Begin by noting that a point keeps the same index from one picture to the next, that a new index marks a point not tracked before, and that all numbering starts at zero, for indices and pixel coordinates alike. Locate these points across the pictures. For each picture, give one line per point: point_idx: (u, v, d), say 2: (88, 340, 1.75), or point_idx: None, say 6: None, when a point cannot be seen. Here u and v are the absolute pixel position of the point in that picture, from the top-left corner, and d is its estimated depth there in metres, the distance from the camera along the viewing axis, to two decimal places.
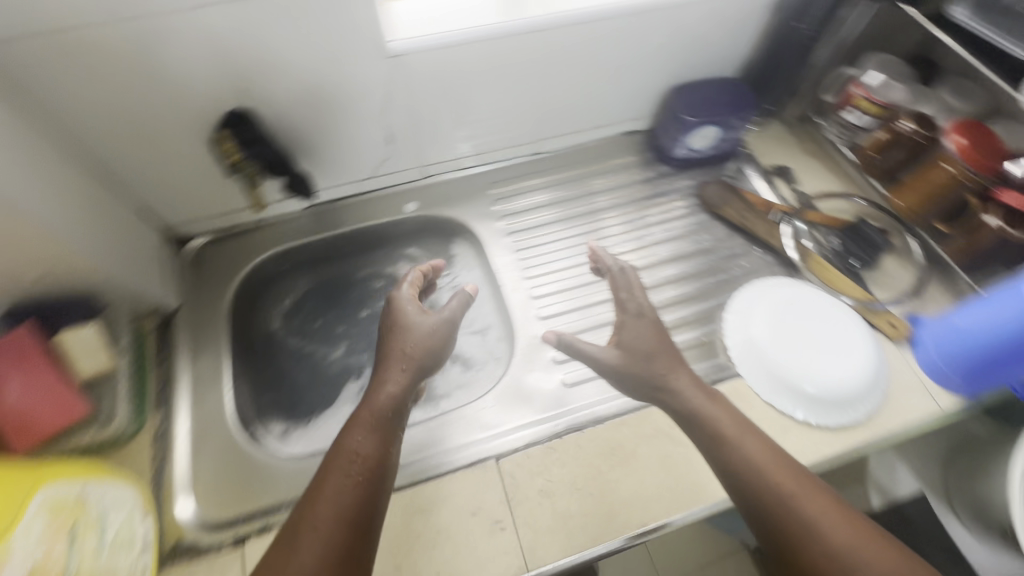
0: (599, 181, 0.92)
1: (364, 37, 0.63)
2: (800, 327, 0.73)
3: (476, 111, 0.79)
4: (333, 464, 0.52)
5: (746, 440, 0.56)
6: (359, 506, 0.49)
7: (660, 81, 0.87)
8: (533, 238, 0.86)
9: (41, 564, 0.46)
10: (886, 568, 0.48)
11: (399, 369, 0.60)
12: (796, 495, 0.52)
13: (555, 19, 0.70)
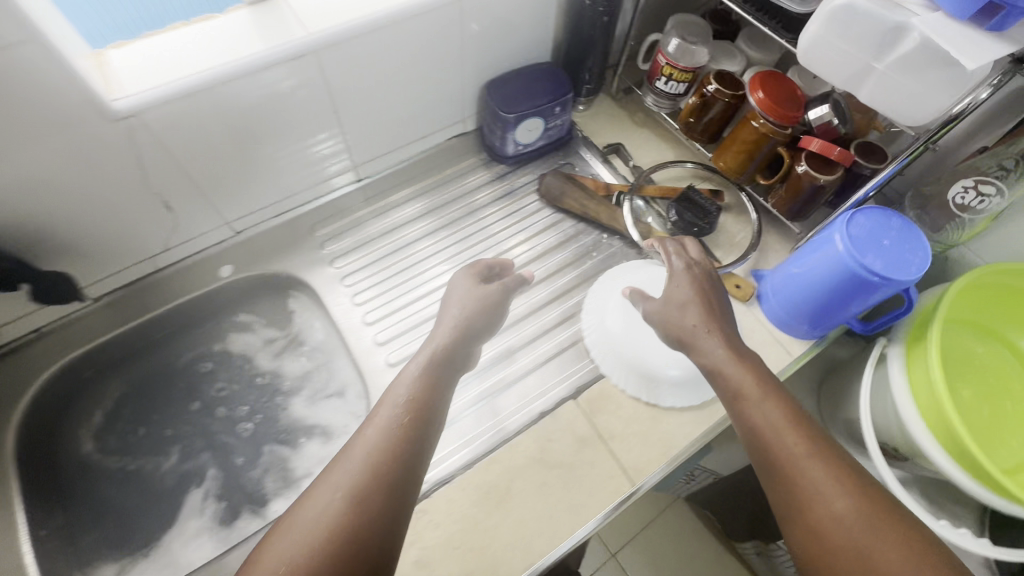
0: (468, 180, 0.88)
1: (75, 104, 0.51)
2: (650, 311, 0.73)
3: (268, 152, 0.69)
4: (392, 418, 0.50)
5: (725, 347, 0.60)
6: (385, 469, 0.46)
7: (471, 80, 0.81)
8: (396, 261, 0.79)
9: None
10: (872, 521, 0.47)
11: (449, 330, 0.61)
12: (760, 398, 0.55)
13: (323, 38, 0.61)
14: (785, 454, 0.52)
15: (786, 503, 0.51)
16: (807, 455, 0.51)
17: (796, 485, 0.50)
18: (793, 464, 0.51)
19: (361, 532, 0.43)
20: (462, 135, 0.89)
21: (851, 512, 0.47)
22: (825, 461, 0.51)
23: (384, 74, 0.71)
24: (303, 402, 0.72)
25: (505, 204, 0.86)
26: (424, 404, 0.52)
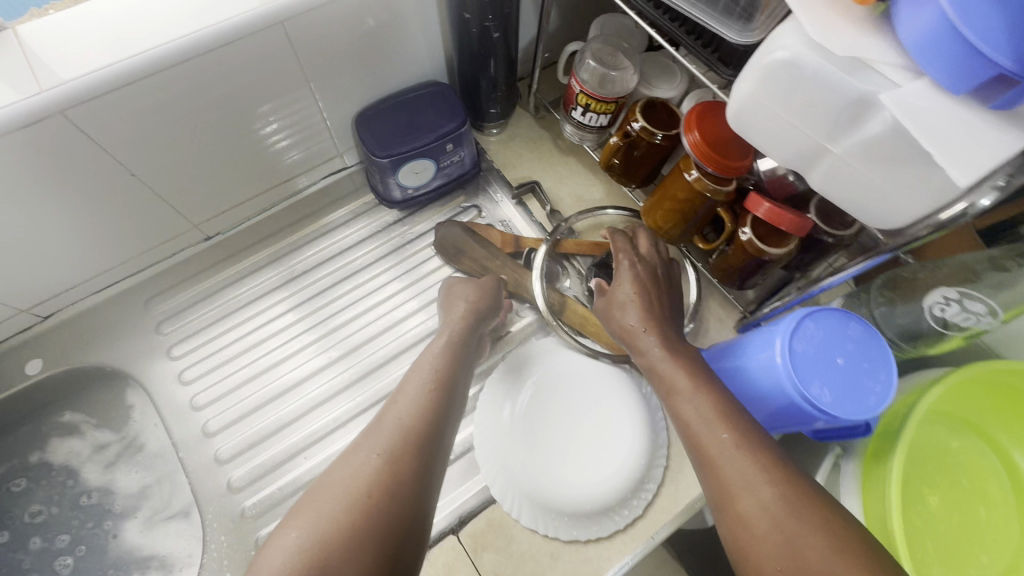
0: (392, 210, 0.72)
1: None
2: (551, 421, 0.60)
3: (46, 229, 0.53)
4: (411, 381, 0.52)
5: (660, 342, 0.51)
6: (435, 411, 0.48)
7: (337, 110, 0.64)
8: (313, 308, 0.67)
9: None
10: (797, 511, 0.37)
11: (451, 324, 0.59)
12: (693, 390, 0.46)
13: (69, 91, 0.44)
14: (713, 446, 0.42)
15: (716, 501, 0.41)
16: (735, 444, 0.41)
17: (724, 482, 0.40)
18: (720, 458, 0.41)
19: (421, 465, 0.43)
20: (342, 172, 0.72)
21: (776, 501, 0.38)
22: (756, 453, 0.41)
23: (196, 120, 0.53)
24: (138, 526, 0.60)
25: (395, 260, 0.70)
26: (459, 357, 0.56)
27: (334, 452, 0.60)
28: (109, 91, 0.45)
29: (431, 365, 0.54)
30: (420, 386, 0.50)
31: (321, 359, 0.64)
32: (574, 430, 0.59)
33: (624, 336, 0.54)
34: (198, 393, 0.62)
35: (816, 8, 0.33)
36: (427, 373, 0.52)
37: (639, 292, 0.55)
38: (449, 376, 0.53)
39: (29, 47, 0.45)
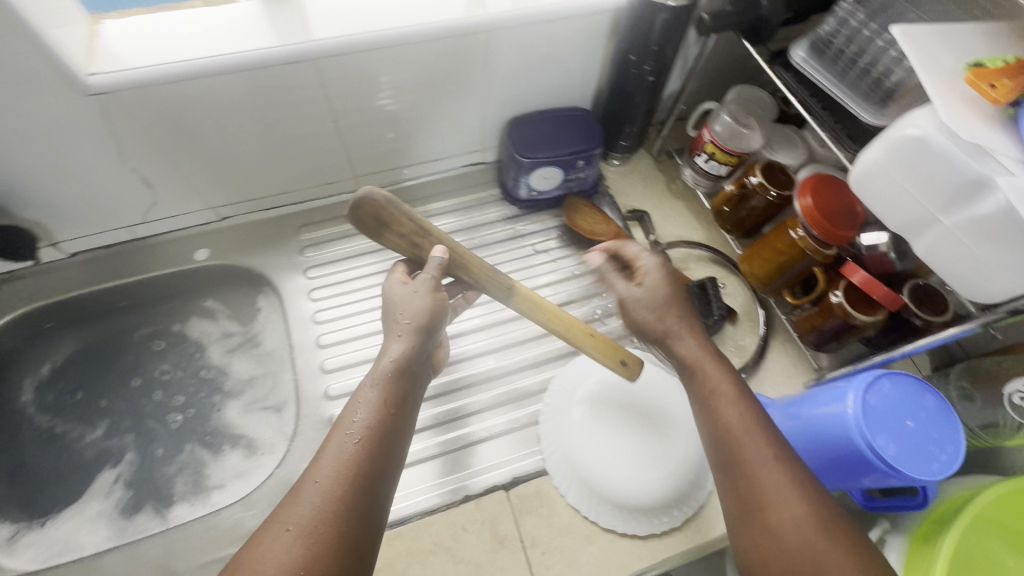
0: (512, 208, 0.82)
1: (43, 73, 0.50)
2: (609, 420, 0.64)
3: (256, 146, 0.66)
4: (346, 430, 0.44)
5: (701, 345, 0.53)
6: (374, 469, 0.42)
7: (495, 111, 0.75)
8: None
9: None
10: (822, 525, 0.41)
11: (404, 324, 0.51)
12: (736, 397, 0.49)
13: (323, 45, 0.57)
14: (746, 447, 0.45)
15: (743, 498, 0.44)
16: (774, 457, 0.44)
17: (755, 482, 0.44)
18: (751, 460, 0.44)
19: (354, 540, 0.39)
20: (478, 166, 0.83)
21: (805, 514, 0.41)
22: (786, 467, 0.44)
23: (392, 93, 0.66)
24: (238, 408, 0.69)
25: (503, 249, 0.79)
26: (404, 406, 0.47)
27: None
28: (348, 53, 0.58)
29: (369, 409, 0.45)
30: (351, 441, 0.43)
31: None
32: (630, 431, 0.63)
33: (662, 338, 0.55)
34: (318, 311, 0.72)
35: (951, 100, 0.40)
36: (363, 417, 0.45)
37: (666, 287, 0.58)
38: (389, 425, 0.45)
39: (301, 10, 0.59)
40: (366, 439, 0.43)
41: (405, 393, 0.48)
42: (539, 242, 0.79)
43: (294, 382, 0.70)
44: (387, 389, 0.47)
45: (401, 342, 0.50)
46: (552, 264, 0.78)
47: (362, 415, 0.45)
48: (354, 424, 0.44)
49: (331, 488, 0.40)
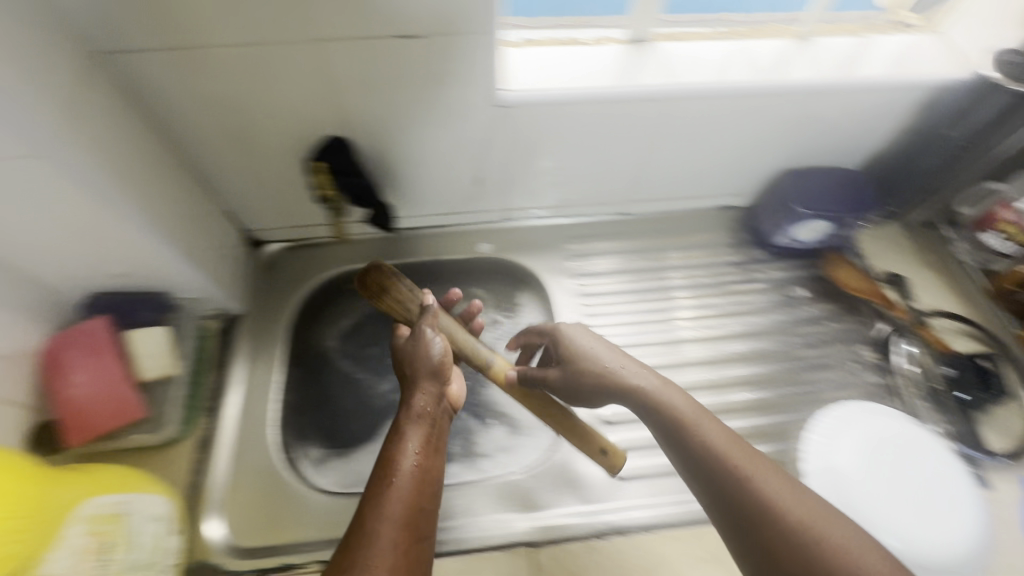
0: (761, 252, 0.86)
1: (479, 88, 0.60)
2: (885, 480, 0.63)
3: (573, 165, 0.74)
4: (396, 457, 0.54)
5: (654, 380, 0.54)
6: (423, 486, 0.54)
7: (776, 160, 0.79)
8: (680, 296, 0.81)
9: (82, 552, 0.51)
10: (813, 529, 0.42)
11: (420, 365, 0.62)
12: (698, 417, 0.50)
13: (679, 88, 0.65)
14: (733, 476, 0.46)
15: (732, 521, 0.45)
16: (770, 470, 0.46)
17: (744, 509, 0.44)
18: (746, 489, 0.45)
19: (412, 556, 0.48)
20: (731, 208, 0.88)
21: (800, 522, 0.43)
22: (775, 481, 0.45)
23: (707, 135, 0.73)
24: (503, 390, 0.76)
25: (754, 288, 0.82)
26: (437, 438, 0.59)
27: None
28: (699, 96, 0.67)
29: (413, 441, 0.56)
30: (413, 464, 0.54)
31: (680, 334, 0.78)
32: (907, 495, 0.62)
33: (614, 389, 0.56)
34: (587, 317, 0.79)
35: None
36: (408, 464, 0.54)
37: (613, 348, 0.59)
38: (431, 455, 0.57)
39: (663, 58, 0.67)
40: (416, 468, 0.54)
41: (439, 426, 0.60)
42: (787, 289, 0.82)
43: None
44: (422, 421, 0.58)
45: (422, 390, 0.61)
46: (802, 311, 0.80)
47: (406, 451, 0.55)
48: (404, 452, 0.55)
49: (403, 495, 0.51)
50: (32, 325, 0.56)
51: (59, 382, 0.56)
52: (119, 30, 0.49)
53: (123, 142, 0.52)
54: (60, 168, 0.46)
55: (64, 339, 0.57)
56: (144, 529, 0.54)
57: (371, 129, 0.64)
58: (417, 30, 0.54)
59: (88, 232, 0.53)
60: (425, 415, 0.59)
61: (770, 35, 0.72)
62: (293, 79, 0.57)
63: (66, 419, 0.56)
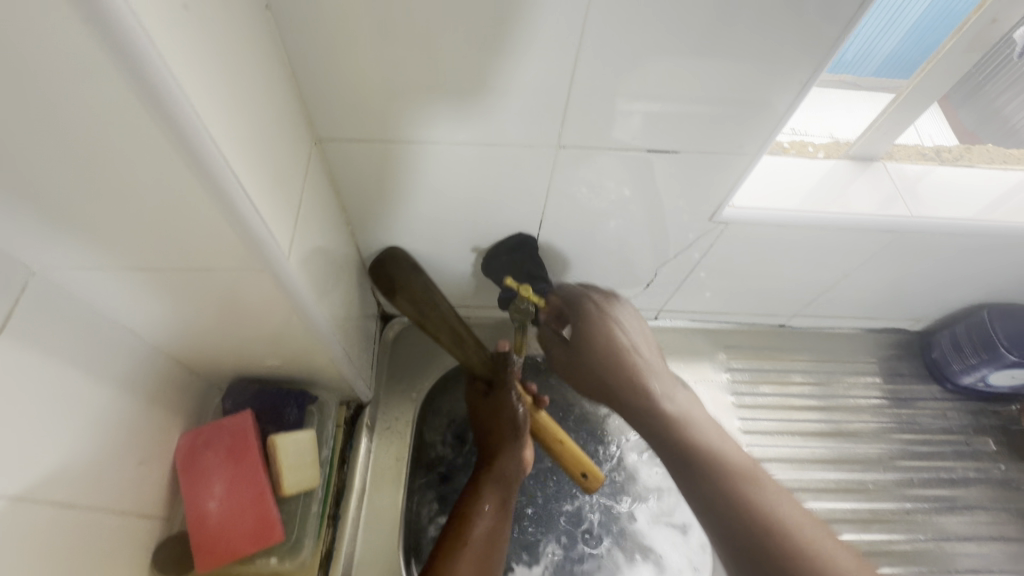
0: (933, 388, 0.76)
1: (698, 199, 0.53)
2: None
3: (755, 277, 0.66)
4: (468, 517, 0.54)
5: None
6: (495, 543, 0.54)
7: (975, 295, 0.70)
8: (844, 433, 0.72)
9: None
10: None
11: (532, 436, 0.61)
12: None
13: (909, 222, 0.57)
14: None
15: None
16: None
17: None
18: None
19: None
20: (899, 333, 0.79)
21: None
22: None
23: (917, 269, 0.65)
24: (648, 519, 0.67)
25: (924, 431, 0.73)
26: (509, 496, 0.57)
27: None
28: (937, 232, 0.58)
29: (488, 504, 0.56)
30: (483, 526, 0.54)
31: (847, 478, 0.69)
32: None
33: None
34: (747, 444, 0.71)
35: None
36: (488, 508, 0.55)
37: None
38: (502, 518, 0.55)
39: (896, 180, 0.59)
40: (488, 529, 0.54)
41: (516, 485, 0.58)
42: (966, 438, 0.73)
43: None
44: (500, 482, 0.57)
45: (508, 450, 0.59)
46: (985, 467, 0.71)
47: (478, 513, 0.54)
48: (473, 521, 0.54)
49: (471, 559, 0.51)
50: (167, 421, 0.49)
51: (194, 493, 0.48)
52: (350, 120, 0.44)
53: (316, 230, 0.45)
54: (279, 279, 0.39)
55: (202, 438, 0.50)
56: None
57: (564, 229, 0.57)
58: (672, 146, 0.48)
59: (260, 327, 0.46)
60: (503, 477, 0.58)
61: (997, 160, 0.63)
62: (459, 164, 0.48)
63: (195, 539, 0.47)
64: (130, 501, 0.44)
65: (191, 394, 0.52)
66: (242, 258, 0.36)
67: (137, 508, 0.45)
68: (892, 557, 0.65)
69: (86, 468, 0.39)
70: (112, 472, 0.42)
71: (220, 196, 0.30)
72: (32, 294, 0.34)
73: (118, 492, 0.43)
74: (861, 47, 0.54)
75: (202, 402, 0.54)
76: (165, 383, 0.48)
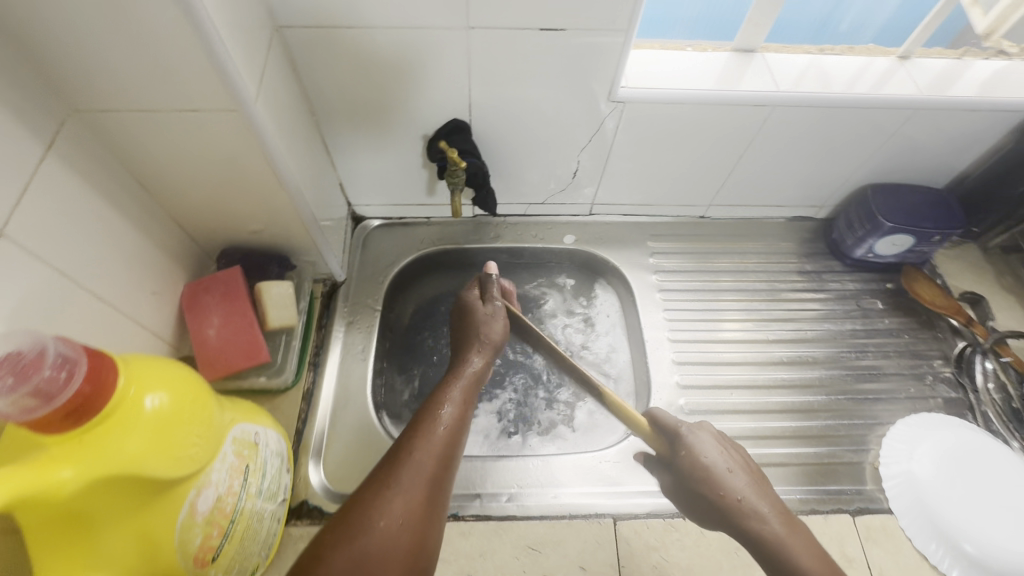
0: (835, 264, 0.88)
1: (597, 81, 0.64)
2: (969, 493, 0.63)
3: (665, 163, 0.78)
4: (427, 414, 0.52)
5: None
6: (457, 440, 0.51)
7: (861, 175, 0.81)
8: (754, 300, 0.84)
9: (223, 496, 0.45)
10: None
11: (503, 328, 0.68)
12: None
13: (780, 97, 0.68)
14: None
15: None
16: None
17: None
18: None
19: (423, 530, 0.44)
20: (806, 220, 0.90)
21: None
22: None
23: (800, 148, 0.76)
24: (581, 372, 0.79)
25: (824, 297, 0.85)
26: (472, 399, 0.58)
27: (752, 402, 0.75)
28: (805, 106, 0.69)
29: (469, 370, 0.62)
30: (446, 416, 0.53)
31: (753, 335, 0.81)
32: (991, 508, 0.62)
33: None
34: (667, 311, 0.82)
35: None
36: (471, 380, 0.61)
37: None
38: (463, 424, 0.53)
39: (771, 66, 0.70)
40: (449, 424, 0.52)
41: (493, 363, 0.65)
42: (861, 302, 0.84)
43: (632, 362, 0.80)
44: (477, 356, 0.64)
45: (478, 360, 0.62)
46: (873, 321, 0.82)
47: (439, 407, 0.54)
48: (438, 416, 0.52)
49: (424, 461, 0.48)
50: (174, 270, 0.61)
51: (196, 322, 0.61)
52: (302, 15, 0.56)
53: (281, 105, 0.57)
54: (250, 126, 0.51)
55: (202, 284, 0.62)
56: (267, 462, 0.54)
57: (492, 117, 0.69)
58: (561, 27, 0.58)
59: (242, 188, 0.58)
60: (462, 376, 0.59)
61: (868, 53, 0.74)
62: (395, 54, 0.60)
63: (196, 355, 0.60)
64: (145, 320, 0.57)
65: (192, 256, 0.65)
66: (217, 96, 0.47)
67: (151, 328, 0.58)
68: (787, 391, 0.76)
69: (108, 279, 0.52)
70: (130, 291, 0.55)
71: (193, 17, 0.41)
72: (68, 128, 0.47)
73: (136, 308, 0.55)
74: (854, 18, 0.74)
75: (201, 265, 0.67)
76: (172, 239, 0.61)
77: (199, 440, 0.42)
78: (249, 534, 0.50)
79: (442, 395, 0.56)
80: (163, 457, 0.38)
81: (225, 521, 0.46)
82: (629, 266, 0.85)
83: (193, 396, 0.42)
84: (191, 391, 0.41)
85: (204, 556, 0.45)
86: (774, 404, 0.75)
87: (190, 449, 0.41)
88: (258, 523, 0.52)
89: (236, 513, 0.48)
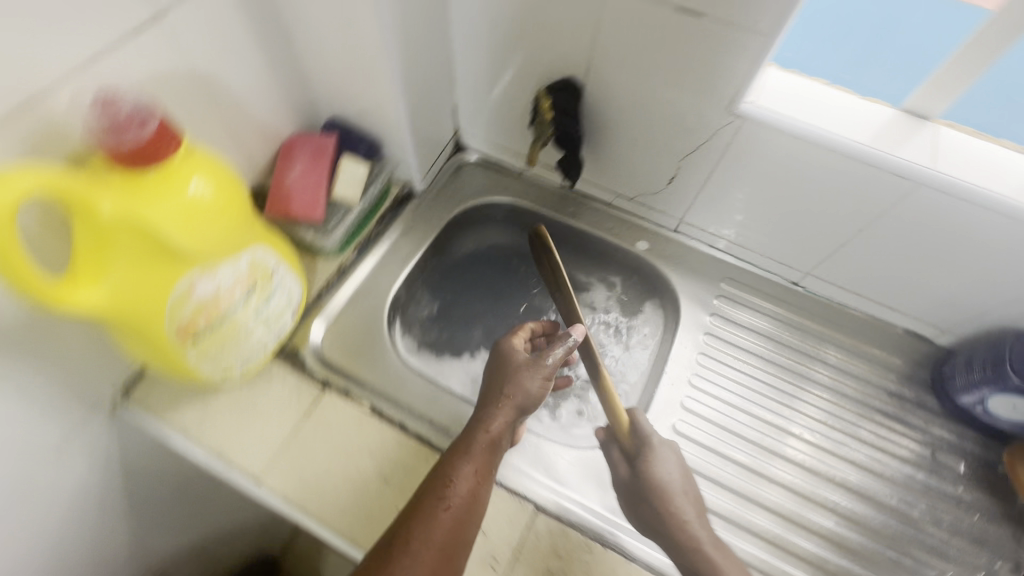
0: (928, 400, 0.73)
1: (723, 85, 0.60)
2: None
3: (772, 206, 0.70)
4: (449, 481, 0.52)
5: None
6: (473, 509, 0.51)
7: (1010, 312, 0.66)
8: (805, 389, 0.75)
9: (221, 291, 0.53)
10: None
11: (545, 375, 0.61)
12: None
13: (931, 176, 0.57)
14: None
15: None
16: None
17: None
18: None
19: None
20: (920, 338, 0.76)
21: None
22: None
23: (939, 249, 0.64)
24: (588, 370, 0.77)
25: (892, 426, 0.72)
26: (492, 469, 0.55)
27: (741, 483, 0.68)
28: (959, 199, 0.57)
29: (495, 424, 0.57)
30: (462, 489, 0.51)
31: (783, 422, 0.72)
32: None
33: None
34: (703, 355, 0.77)
35: None
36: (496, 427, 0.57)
37: None
38: (480, 487, 0.53)
39: (941, 141, 0.59)
40: (468, 495, 0.51)
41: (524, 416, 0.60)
42: (935, 452, 0.70)
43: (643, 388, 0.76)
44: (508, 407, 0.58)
45: (501, 414, 0.57)
46: (938, 478, 0.69)
47: (457, 478, 0.52)
48: (453, 485, 0.51)
49: (443, 538, 0.48)
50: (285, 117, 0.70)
51: (284, 163, 0.69)
52: None
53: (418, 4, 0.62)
54: (376, 7, 0.56)
55: (302, 137, 0.70)
56: (278, 294, 0.61)
57: (607, 89, 0.68)
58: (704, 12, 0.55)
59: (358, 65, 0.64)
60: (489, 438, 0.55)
61: None
62: None
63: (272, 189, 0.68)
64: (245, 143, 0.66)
65: (306, 113, 0.73)
66: None
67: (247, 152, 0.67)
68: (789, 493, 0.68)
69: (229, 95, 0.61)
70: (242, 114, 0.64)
71: None
72: None
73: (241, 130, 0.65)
74: None
75: (311, 125, 0.75)
76: (295, 91, 0.70)
77: (217, 231, 0.49)
78: (233, 341, 0.58)
79: (463, 457, 0.54)
80: (183, 227, 0.46)
81: (216, 313, 0.54)
82: (688, 295, 0.80)
83: (225, 196, 0.49)
84: (226, 192, 0.49)
85: (188, 330, 0.52)
86: (766, 498, 0.67)
87: (206, 232, 0.48)
88: (246, 337, 0.59)
89: (228, 313, 0.55)
